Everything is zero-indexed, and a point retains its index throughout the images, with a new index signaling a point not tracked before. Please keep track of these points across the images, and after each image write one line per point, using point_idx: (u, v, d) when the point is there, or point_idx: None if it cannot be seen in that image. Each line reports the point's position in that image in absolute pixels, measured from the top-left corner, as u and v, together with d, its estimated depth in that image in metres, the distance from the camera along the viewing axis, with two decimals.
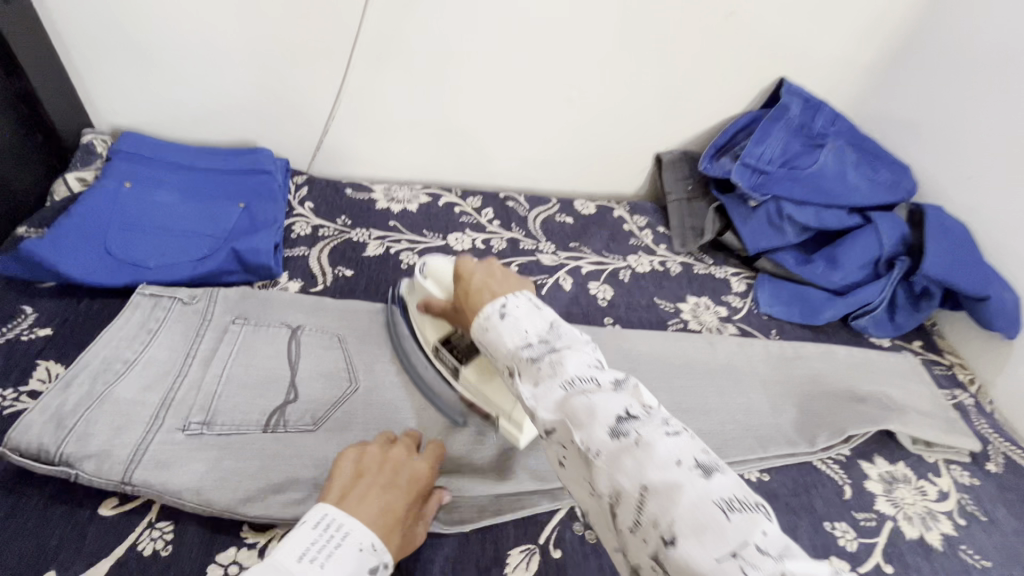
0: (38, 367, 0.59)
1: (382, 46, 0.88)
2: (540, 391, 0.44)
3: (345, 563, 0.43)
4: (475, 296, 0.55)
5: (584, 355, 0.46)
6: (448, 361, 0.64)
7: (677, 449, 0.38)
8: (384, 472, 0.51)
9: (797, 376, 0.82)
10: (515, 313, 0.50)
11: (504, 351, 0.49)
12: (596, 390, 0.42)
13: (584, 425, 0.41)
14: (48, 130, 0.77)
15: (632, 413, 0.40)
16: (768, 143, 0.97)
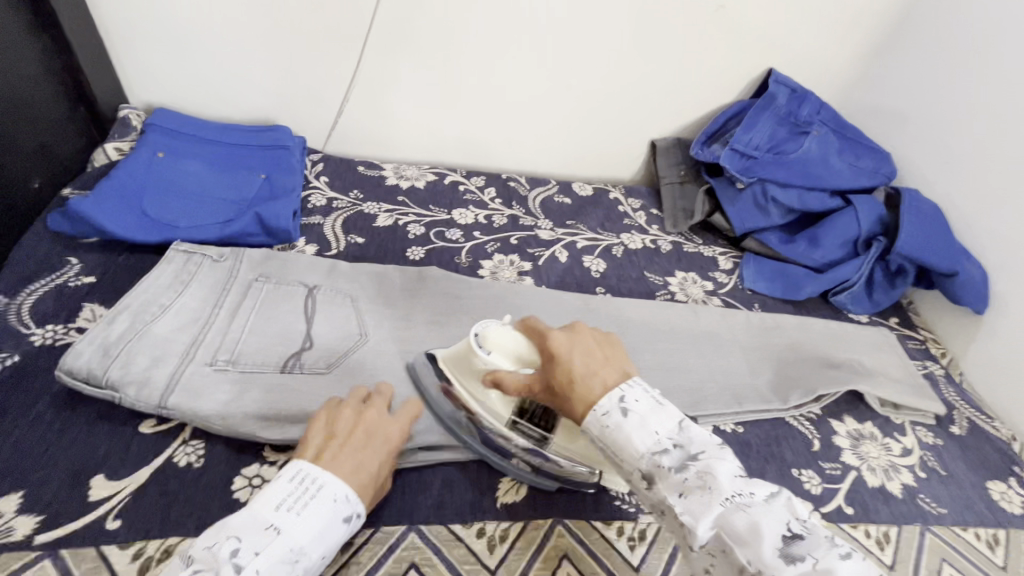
0: (84, 308, 0.66)
1: (394, 32, 0.95)
2: (694, 505, 0.46)
3: (318, 511, 0.47)
4: (585, 384, 0.52)
5: (726, 462, 0.47)
6: (530, 432, 0.61)
7: (853, 574, 0.41)
8: (357, 432, 0.55)
9: (776, 344, 0.87)
10: (638, 409, 0.50)
11: (636, 456, 0.49)
12: (753, 505, 0.45)
13: (750, 544, 0.43)
14: (89, 103, 0.85)
15: (794, 531, 0.43)
16: (756, 130, 1.03)
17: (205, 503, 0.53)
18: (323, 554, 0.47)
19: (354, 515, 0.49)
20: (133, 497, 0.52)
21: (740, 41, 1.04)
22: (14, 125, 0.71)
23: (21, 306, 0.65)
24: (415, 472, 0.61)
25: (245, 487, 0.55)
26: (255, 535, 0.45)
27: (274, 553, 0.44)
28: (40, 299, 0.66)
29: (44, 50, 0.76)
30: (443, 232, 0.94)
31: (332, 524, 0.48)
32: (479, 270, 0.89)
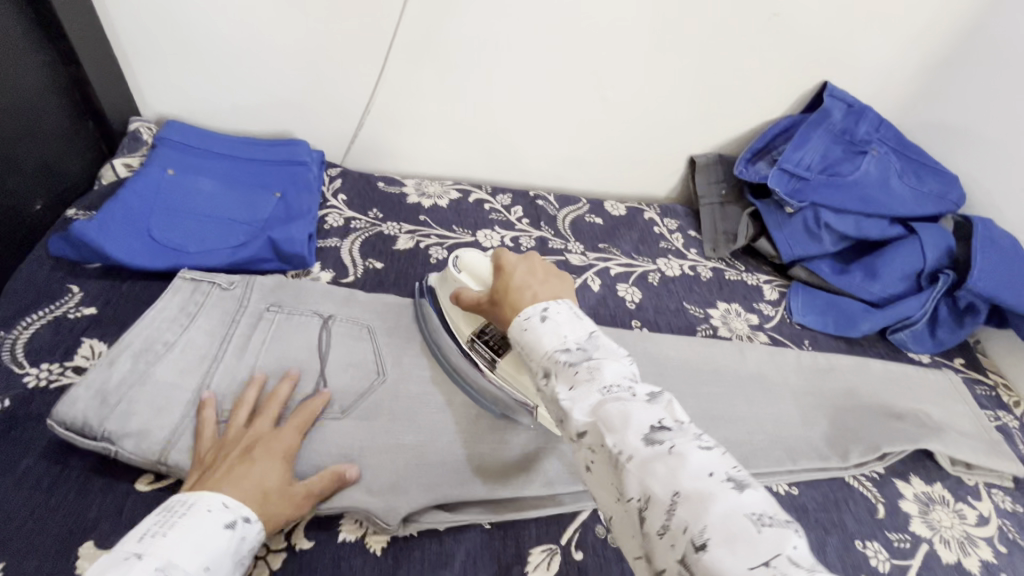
0: (83, 344, 0.61)
1: (420, 41, 0.89)
2: (576, 394, 0.43)
3: (186, 526, 0.43)
4: (513, 292, 0.54)
5: (617, 363, 0.44)
6: (483, 353, 0.64)
7: (710, 462, 0.37)
8: (235, 453, 0.52)
9: (831, 389, 0.79)
10: (557, 317, 0.48)
11: (541, 352, 0.46)
12: (630, 399, 0.41)
13: (617, 430, 0.39)
14: (97, 116, 0.80)
15: (665, 424, 0.39)
16: (808, 149, 0.95)
17: None
18: (208, 564, 0.42)
19: (239, 521, 0.46)
20: None
21: (794, 52, 0.95)
22: (15, 146, 0.66)
23: (16, 342, 0.60)
24: (434, 538, 0.54)
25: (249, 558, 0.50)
26: (112, 566, 0.39)
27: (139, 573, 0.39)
28: (37, 333, 0.61)
29: (49, 61, 0.71)
30: None
31: (212, 530, 0.44)
32: None
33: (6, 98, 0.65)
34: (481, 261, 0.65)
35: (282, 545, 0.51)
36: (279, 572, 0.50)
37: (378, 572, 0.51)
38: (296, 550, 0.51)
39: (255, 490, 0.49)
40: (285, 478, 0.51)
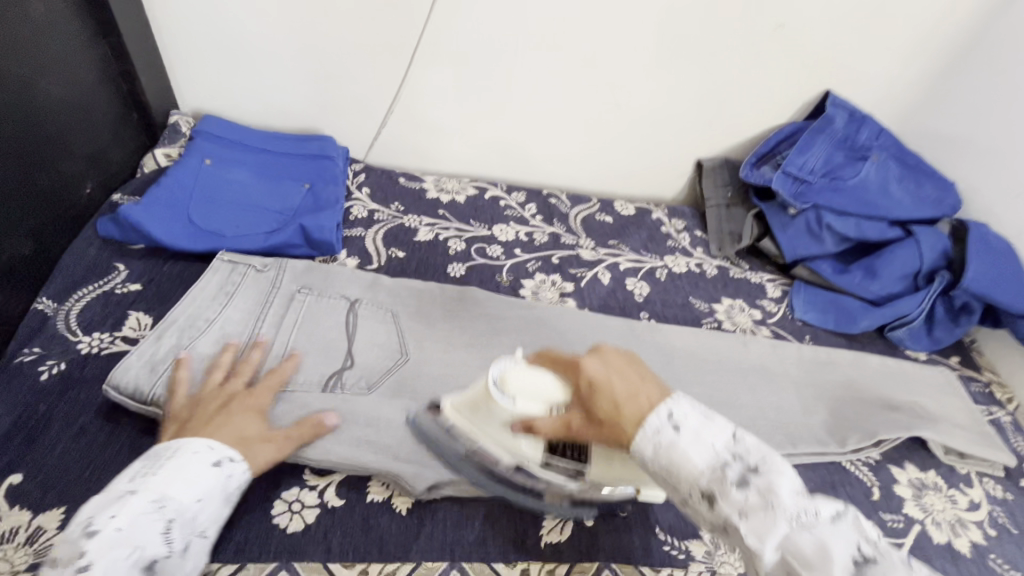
0: (130, 317, 0.66)
1: (443, 45, 0.94)
2: (758, 526, 0.42)
3: (175, 466, 0.48)
4: (633, 406, 0.50)
5: (786, 477, 0.44)
6: (565, 467, 0.56)
7: None
8: (214, 405, 0.56)
9: (830, 381, 0.83)
10: (688, 424, 0.48)
11: (694, 472, 0.46)
12: (819, 523, 0.42)
13: (819, 568, 0.40)
14: (142, 109, 0.85)
15: (865, 555, 0.41)
16: (811, 154, 0.99)
17: (245, 527, 0.52)
18: (200, 497, 0.48)
19: (224, 461, 0.50)
20: None
21: (799, 60, 1.00)
22: (71, 133, 0.71)
23: (69, 313, 0.65)
24: (456, 501, 0.58)
25: (286, 512, 0.54)
26: (109, 502, 0.45)
27: (132, 509, 0.45)
28: (88, 306, 0.66)
29: (102, 55, 0.76)
30: (484, 248, 0.92)
31: (200, 469, 0.49)
32: (521, 290, 0.86)
33: (65, 87, 0.70)
34: (527, 376, 0.54)
35: (316, 502, 0.55)
36: (313, 525, 0.53)
37: (404, 529, 0.55)
38: (329, 507, 0.55)
39: (235, 438, 0.53)
40: (263, 428, 0.56)
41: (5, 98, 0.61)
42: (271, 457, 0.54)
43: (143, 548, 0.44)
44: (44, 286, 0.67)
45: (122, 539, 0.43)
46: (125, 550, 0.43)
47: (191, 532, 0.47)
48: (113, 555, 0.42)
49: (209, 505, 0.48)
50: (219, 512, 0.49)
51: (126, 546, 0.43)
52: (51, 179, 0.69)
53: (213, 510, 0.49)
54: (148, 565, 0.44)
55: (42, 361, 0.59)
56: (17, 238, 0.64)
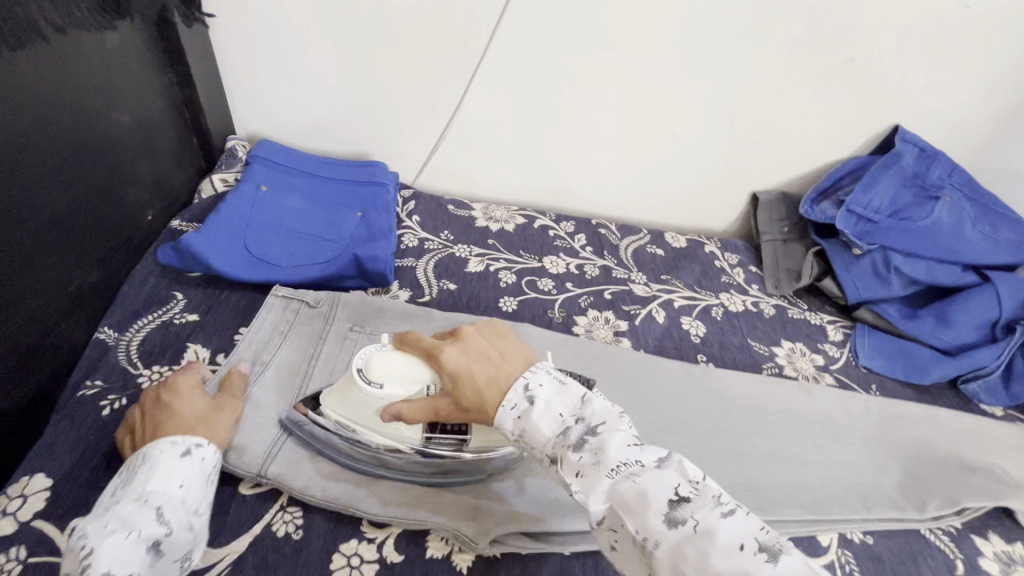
0: (188, 349, 0.66)
1: (501, 73, 0.93)
2: (588, 484, 0.45)
3: (148, 464, 0.49)
4: (492, 391, 0.52)
5: (621, 433, 0.47)
6: (446, 441, 0.57)
7: (739, 534, 0.40)
8: (148, 410, 0.55)
9: (903, 437, 0.78)
10: (542, 393, 0.51)
11: (544, 439, 0.49)
12: (641, 471, 0.44)
13: (637, 512, 0.42)
14: (202, 135, 0.85)
15: (682, 495, 0.42)
16: (878, 191, 0.93)
17: None
18: (182, 483, 0.49)
19: (193, 448, 0.52)
20: (233, 569, 0.50)
21: (871, 94, 0.95)
22: (136, 162, 0.71)
23: (130, 344, 0.65)
24: (517, 561, 0.55)
25: (344, 567, 0.52)
26: (97, 514, 0.46)
27: (119, 511, 0.46)
28: (148, 337, 0.66)
29: (167, 83, 0.77)
30: (535, 281, 0.90)
31: (172, 462, 0.50)
32: (574, 327, 0.84)
33: (133, 117, 0.70)
34: (394, 363, 0.56)
35: (375, 557, 0.53)
36: None
37: None
38: (388, 563, 0.53)
39: (184, 424, 0.54)
40: (208, 401, 0.58)
41: (82, 132, 0.61)
42: (231, 425, 0.57)
43: (139, 530, 0.45)
44: (106, 316, 0.67)
45: (115, 531, 0.45)
46: (121, 536, 0.45)
47: (186, 512, 0.48)
48: (112, 545, 0.44)
49: (194, 488, 0.50)
50: (207, 492, 0.51)
51: (120, 534, 0.45)
52: (117, 210, 0.69)
53: (200, 491, 0.50)
54: (152, 545, 0.45)
55: (104, 395, 0.59)
56: (84, 268, 0.64)
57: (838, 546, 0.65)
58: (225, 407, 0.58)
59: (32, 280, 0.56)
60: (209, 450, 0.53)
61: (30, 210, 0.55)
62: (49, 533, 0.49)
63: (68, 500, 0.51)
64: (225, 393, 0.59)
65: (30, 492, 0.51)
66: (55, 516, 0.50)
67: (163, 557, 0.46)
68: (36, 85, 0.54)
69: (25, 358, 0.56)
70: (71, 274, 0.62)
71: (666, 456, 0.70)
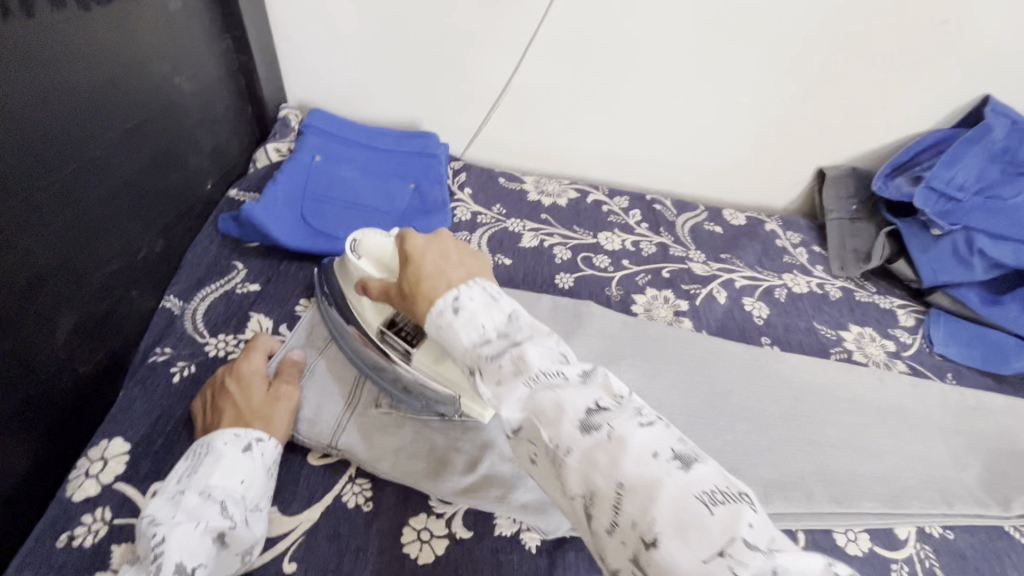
0: (251, 320, 0.66)
1: (561, 38, 0.88)
2: (502, 391, 0.41)
3: (212, 457, 0.49)
4: (431, 281, 0.49)
5: (544, 346, 0.43)
6: (395, 345, 0.57)
7: (651, 442, 0.37)
8: (217, 394, 0.55)
9: (984, 430, 0.73)
10: (469, 307, 0.46)
11: (460, 350, 0.45)
12: (563, 383, 0.40)
13: (551, 423, 0.39)
14: (256, 102, 0.84)
15: (602, 406, 0.39)
16: (962, 167, 0.85)
17: (375, 553, 0.50)
18: (243, 479, 0.49)
19: (254, 443, 0.51)
20: (307, 537, 0.51)
21: (963, 59, 0.87)
22: (197, 129, 0.71)
23: (194, 312, 0.65)
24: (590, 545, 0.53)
25: (415, 541, 0.52)
26: (162, 505, 0.46)
27: (186, 504, 0.46)
28: (211, 306, 0.66)
29: (225, 49, 0.75)
30: (590, 258, 0.87)
31: (235, 456, 0.50)
32: (632, 307, 0.82)
33: (195, 84, 0.69)
34: (379, 244, 0.57)
35: (445, 532, 0.52)
36: (443, 557, 0.51)
37: (535, 569, 0.51)
38: (458, 538, 0.52)
39: (247, 415, 0.53)
40: (266, 389, 0.56)
41: (150, 96, 0.61)
42: (289, 418, 0.55)
43: (206, 521, 0.45)
44: (170, 284, 0.68)
45: (184, 520, 0.45)
46: (190, 526, 0.45)
47: (246, 508, 0.48)
48: (182, 534, 0.44)
49: (255, 484, 0.49)
50: (267, 489, 0.50)
51: (189, 524, 0.45)
52: (180, 178, 0.69)
53: (260, 487, 0.50)
54: (217, 536, 0.45)
55: (173, 362, 0.60)
56: (150, 236, 0.64)
57: (915, 541, 0.62)
58: (282, 396, 0.56)
59: (108, 245, 0.57)
60: (268, 447, 0.52)
61: (103, 174, 0.55)
62: (132, 495, 0.49)
63: (147, 463, 0.52)
64: (281, 379, 0.58)
65: (111, 455, 0.52)
66: (136, 480, 0.50)
67: (228, 549, 0.46)
68: (108, 47, 0.54)
69: (101, 323, 0.57)
70: (140, 241, 0.62)
71: (733, 444, 0.67)
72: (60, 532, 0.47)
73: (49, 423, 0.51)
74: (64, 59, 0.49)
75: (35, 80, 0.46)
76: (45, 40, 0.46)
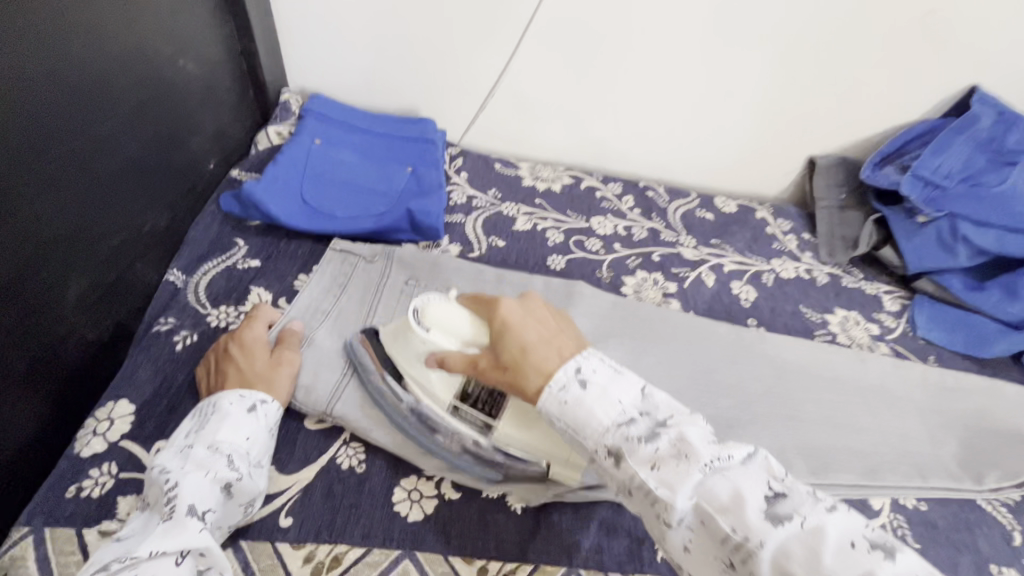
0: (251, 293, 0.68)
1: (556, 26, 0.90)
2: (668, 476, 0.41)
3: (218, 415, 0.52)
4: (543, 353, 0.49)
5: (693, 428, 0.44)
6: (472, 418, 0.55)
7: (844, 529, 0.37)
8: (222, 358, 0.57)
9: (962, 410, 0.75)
10: (596, 379, 0.47)
11: (599, 426, 0.46)
12: (729, 468, 0.42)
13: (731, 510, 0.39)
14: (257, 86, 0.86)
15: (777, 491, 0.40)
16: (948, 155, 0.87)
17: (367, 511, 0.53)
18: (248, 436, 0.51)
19: (259, 404, 0.54)
20: (302, 494, 0.53)
21: (951, 50, 0.89)
22: (200, 110, 0.73)
23: (196, 286, 0.67)
24: (572, 507, 0.55)
25: (405, 500, 0.54)
26: (172, 458, 0.48)
27: (194, 457, 0.48)
28: (214, 280, 0.68)
29: (227, 33, 0.77)
30: (583, 242, 0.90)
31: (240, 415, 0.52)
32: (623, 288, 0.84)
33: (197, 66, 0.71)
34: (449, 312, 0.56)
35: (434, 493, 0.55)
36: (432, 515, 0.54)
37: (519, 528, 0.54)
38: (446, 498, 0.55)
39: (250, 378, 0.55)
40: (269, 355, 0.59)
41: (155, 76, 0.63)
42: (290, 382, 0.58)
43: (214, 471, 0.48)
44: (174, 259, 0.70)
45: (193, 469, 0.47)
46: (199, 475, 0.47)
47: (250, 463, 0.50)
48: (192, 481, 0.46)
49: (259, 441, 0.52)
50: (268, 447, 0.53)
51: (198, 473, 0.47)
52: (183, 157, 0.71)
53: (263, 445, 0.52)
54: (224, 486, 0.48)
55: (176, 331, 0.62)
56: (155, 211, 0.66)
57: (890, 511, 0.64)
58: (284, 361, 0.58)
59: (114, 217, 0.59)
60: (271, 408, 0.54)
61: (111, 149, 0.57)
62: (136, 452, 0.52)
63: (150, 423, 0.54)
64: (283, 346, 0.60)
65: (116, 416, 0.54)
66: (140, 438, 0.53)
67: (233, 499, 0.48)
68: (115, 26, 0.56)
69: (107, 292, 0.59)
70: (145, 216, 0.65)
71: (716, 419, 0.70)
72: (68, 484, 0.49)
73: (58, 385, 0.54)
74: (75, 37, 0.51)
75: (47, 55, 0.49)
76: (56, 18, 0.49)
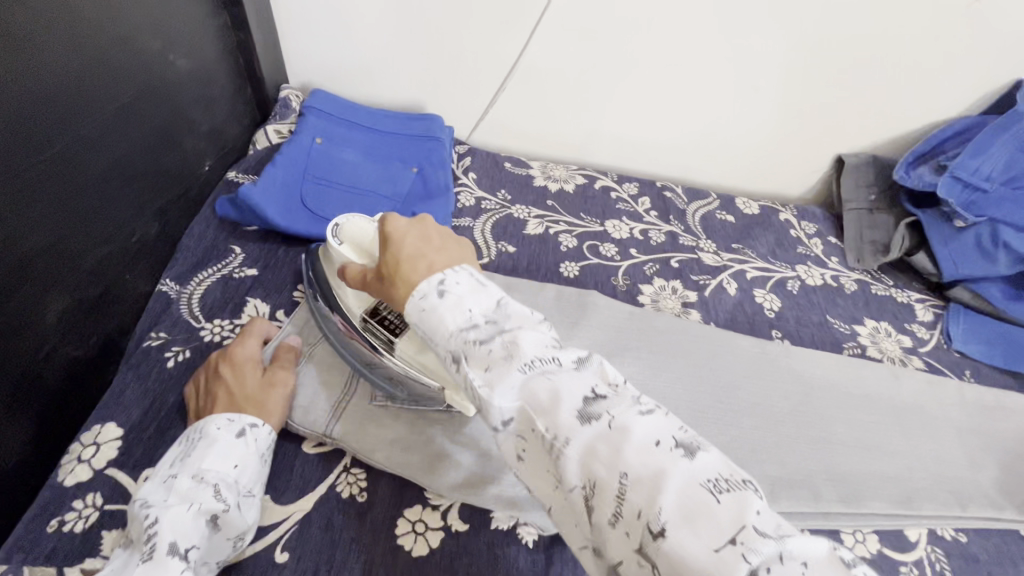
0: (248, 305, 0.65)
1: (570, 18, 0.85)
2: (494, 377, 0.38)
3: (205, 441, 0.48)
4: (411, 263, 0.45)
5: (538, 334, 0.40)
6: (378, 333, 0.56)
7: (655, 429, 0.35)
8: (211, 378, 0.54)
9: (1003, 431, 0.70)
10: (456, 291, 0.42)
11: (445, 335, 0.41)
12: (557, 370, 0.38)
13: (547, 411, 0.36)
14: (256, 82, 0.82)
15: (598, 393, 0.37)
16: (990, 155, 0.80)
17: (368, 545, 0.49)
18: (237, 463, 0.48)
19: (248, 428, 0.50)
20: (300, 526, 0.50)
21: (996, 41, 0.82)
22: (194, 109, 0.69)
23: (189, 297, 0.64)
24: None
25: (410, 533, 0.51)
26: (156, 490, 0.45)
27: (177, 488, 0.45)
28: (208, 290, 0.65)
29: (222, 26, 0.73)
30: (597, 246, 0.85)
31: (228, 440, 0.49)
32: (639, 297, 0.79)
33: (190, 63, 0.67)
34: (362, 228, 0.55)
35: (439, 524, 0.51)
36: (437, 550, 0.50)
37: (529, 565, 0.50)
38: (452, 531, 0.51)
39: (240, 399, 0.52)
40: (261, 374, 0.55)
41: (144, 73, 0.59)
42: (284, 404, 0.54)
43: (199, 503, 0.44)
44: (167, 267, 0.67)
45: (176, 503, 0.44)
46: (182, 508, 0.44)
47: (239, 493, 0.47)
48: (174, 516, 0.43)
49: (249, 468, 0.48)
50: (260, 474, 0.49)
51: (182, 507, 0.44)
52: (176, 159, 0.67)
53: (253, 472, 0.49)
54: (211, 519, 0.44)
55: (167, 347, 0.59)
56: (145, 218, 0.63)
57: (927, 543, 0.60)
58: (277, 382, 0.55)
59: (100, 226, 0.56)
60: (262, 432, 0.51)
61: (96, 154, 0.54)
62: (123, 481, 0.49)
63: (139, 449, 0.51)
64: (276, 365, 0.57)
65: (102, 441, 0.51)
66: (128, 466, 0.50)
67: (220, 533, 0.45)
68: (98, 22, 0.52)
69: (93, 306, 0.56)
70: (135, 223, 0.61)
71: (739, 440, 0.65)
72: (50, 517, 0.46)
73: (41, 408, 0.51)
74: (52, 35, 0.47)
75: (22, 55, 0.45)
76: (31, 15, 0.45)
